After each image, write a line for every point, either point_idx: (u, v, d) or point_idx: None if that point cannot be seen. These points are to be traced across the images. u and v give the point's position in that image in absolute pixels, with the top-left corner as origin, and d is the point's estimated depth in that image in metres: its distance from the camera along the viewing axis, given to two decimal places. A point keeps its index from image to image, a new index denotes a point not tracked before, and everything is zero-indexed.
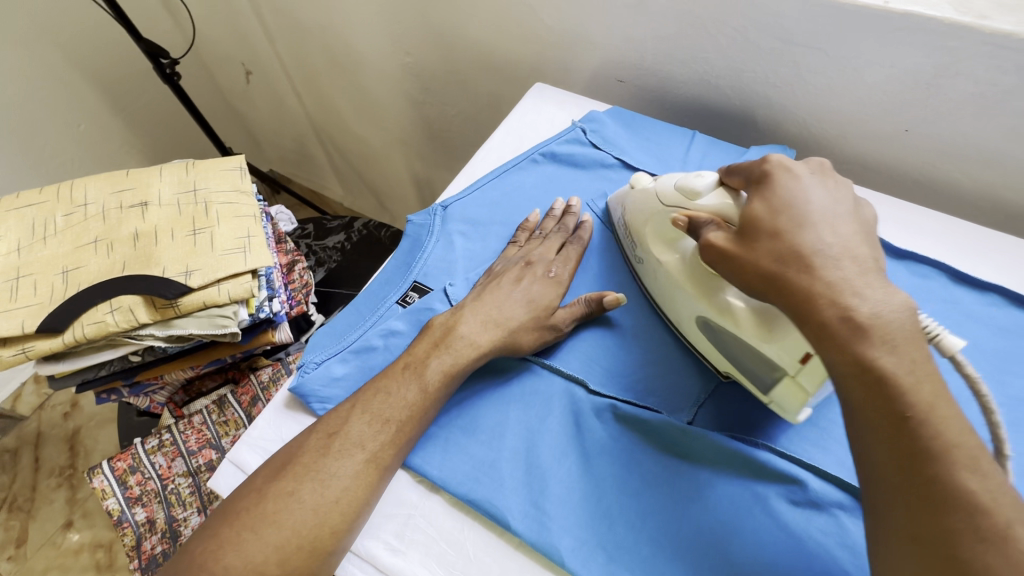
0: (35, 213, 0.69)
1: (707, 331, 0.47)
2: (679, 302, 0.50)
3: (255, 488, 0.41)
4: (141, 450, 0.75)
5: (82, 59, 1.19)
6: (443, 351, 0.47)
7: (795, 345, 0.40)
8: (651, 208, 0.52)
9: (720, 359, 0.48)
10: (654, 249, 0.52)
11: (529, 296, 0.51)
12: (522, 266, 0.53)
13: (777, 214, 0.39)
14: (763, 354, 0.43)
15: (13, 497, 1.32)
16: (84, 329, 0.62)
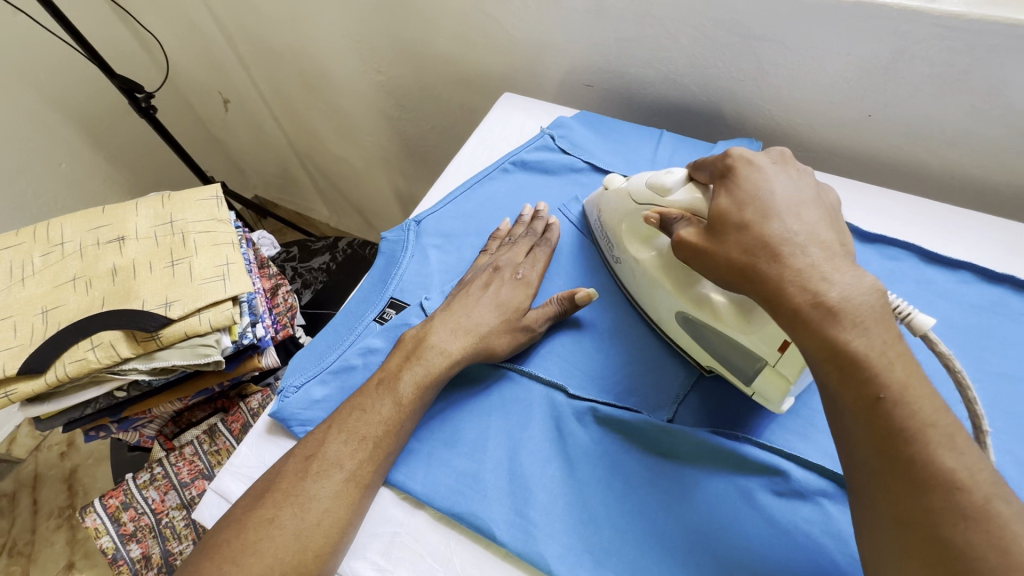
0: (12, 255, 0.69)
1: (685, 326, 0.48)
2: (655, 298, 0.50)
3: (236, 518, 0.40)
4: (133, 485, 0.75)
5: (59, 99, 1.19)
6: (415, 364, 0.47)
7: (772, 334, 0.41)
8: (625, 207, 0.53)
9: (699, 352, 0.48)
10: (631, 248, 0.52)
11: (499, 301, 0.51)
12: (490, 272, 0.54)
13: (743, 206, 0.39)
14: (741, 344, 0.43)
15: (13, 542, 1.31)
16: (65, 368, 0.62)
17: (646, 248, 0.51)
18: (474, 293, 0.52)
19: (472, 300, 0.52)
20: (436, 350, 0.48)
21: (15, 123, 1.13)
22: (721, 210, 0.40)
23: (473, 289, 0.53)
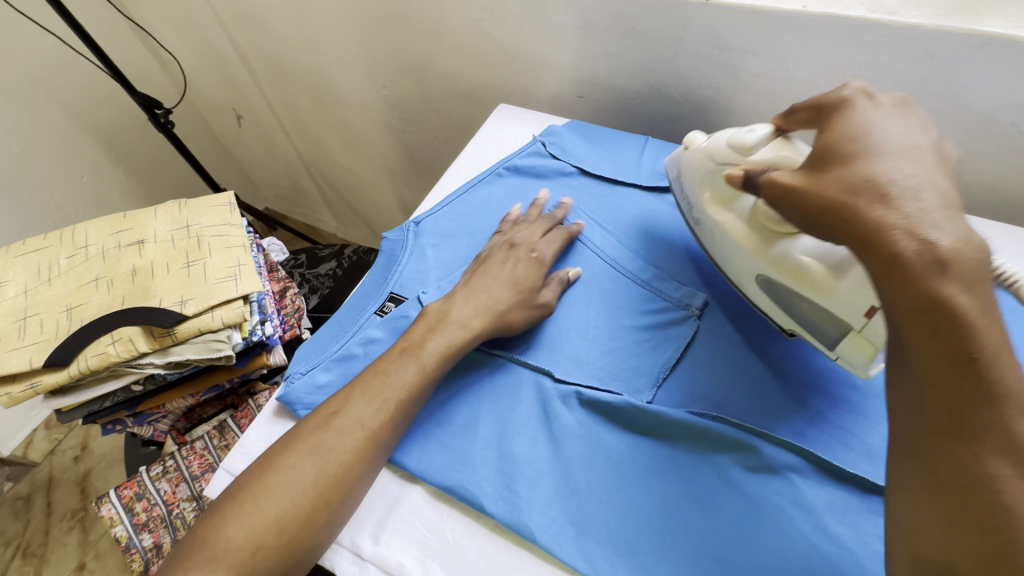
0: (40, 258, 0.74)
1: (766, 289, 0.49)
2: (733, 261, 0.51)
3: (258, 466, 0.44)
4: (146, 477, 0.78)
5: (84, 116, 1.26)
6: (437, 334, 0.51)
7: (862, 298, 0.41)
8: (705, 169, 0.53)
9: (782, 318, 0.49)
10: (708, 211, 0.53)
11: (514, 280, 0.56)
12: (508, 249, 0.59)
13: (853, 140, 0.37)
14: (827, 309, 0.44)
15: (27, 543, 1.35)
16: (88, 361, 0.66)
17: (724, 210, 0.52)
18: (494, 269, 0.57)
19: (490, 278, 0.56)
20: (452, 321, 0.52)
21: (43, 138, 1.20)
22: (827, 147, 0.38)
23: (492, 266, 0.57)
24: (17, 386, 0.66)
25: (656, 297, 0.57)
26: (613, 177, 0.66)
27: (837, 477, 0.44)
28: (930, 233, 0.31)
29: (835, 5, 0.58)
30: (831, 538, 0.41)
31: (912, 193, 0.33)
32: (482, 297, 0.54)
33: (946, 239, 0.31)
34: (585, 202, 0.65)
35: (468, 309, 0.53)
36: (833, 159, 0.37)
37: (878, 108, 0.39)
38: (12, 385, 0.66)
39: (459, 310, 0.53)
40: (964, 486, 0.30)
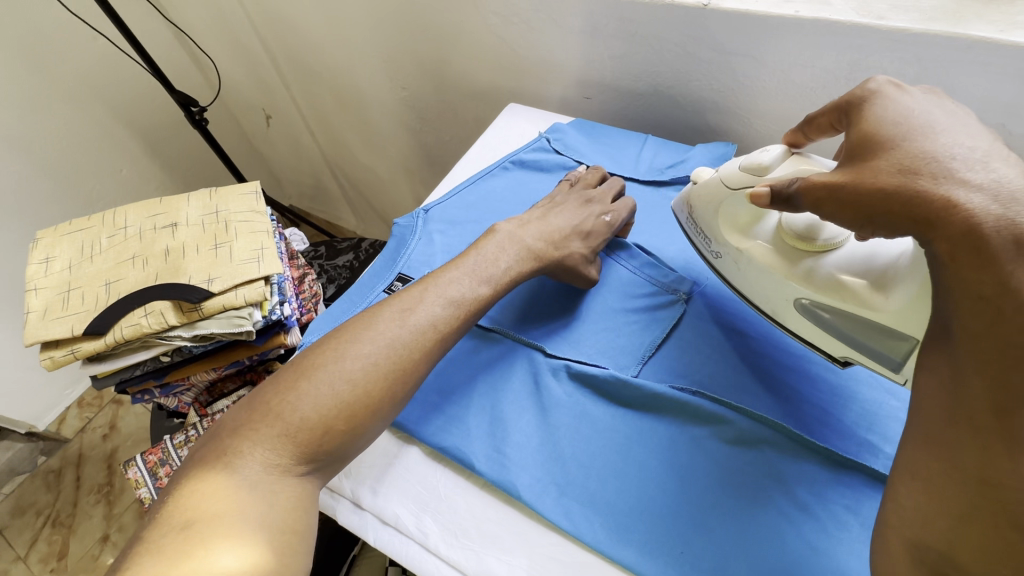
0: (83, 237, 0.80)
1: (811, 314, 0.48)
2: (770, 288, 0.50)
3: (329, 349, 0.47)
4: (169, 445, 0.84)
5: (126, 112, 1.36)
6: (509, 260, 0.56)
7: (917, 309, 0.39)
8: (715, 201, 0.53)
9: (833, 343, 0.47)
10: (732, 240, 0.53)
11: (587, 231, 0.60)
12: (586, 201, 0.63)
13: (898, 125, 0.38)
14: (884, 324, 0.42)
15: (56, 513, 1.43)
16: (123, 331, 0.72)
17: (749, 236, 0.52)
18: (570, 215, 0.61)
19: (567, 220, 0.61)
20: (523, 248, 0.57)
21: (87, 131, 1.29)
22: (871, 136, 0.38)
23: (567, 211, 0.62)
24: (59, 351, 0.72)
25: (647, 282, 0.60)
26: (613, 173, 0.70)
27: (806, 449, 0.46)
28: (1008, 211, 0.31)
29: (826, 11, 0.61)
30: (798, 506, 0.44)
31: (978, 166, 0.33)
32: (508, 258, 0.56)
33: None
34: None
35: (539, 241, 0.58)
36: (876, 146, 0.37)
37: (909, 96, 0.40)
38: (55, 350, 0.72)
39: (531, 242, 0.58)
40: (979, 479, 0.31)
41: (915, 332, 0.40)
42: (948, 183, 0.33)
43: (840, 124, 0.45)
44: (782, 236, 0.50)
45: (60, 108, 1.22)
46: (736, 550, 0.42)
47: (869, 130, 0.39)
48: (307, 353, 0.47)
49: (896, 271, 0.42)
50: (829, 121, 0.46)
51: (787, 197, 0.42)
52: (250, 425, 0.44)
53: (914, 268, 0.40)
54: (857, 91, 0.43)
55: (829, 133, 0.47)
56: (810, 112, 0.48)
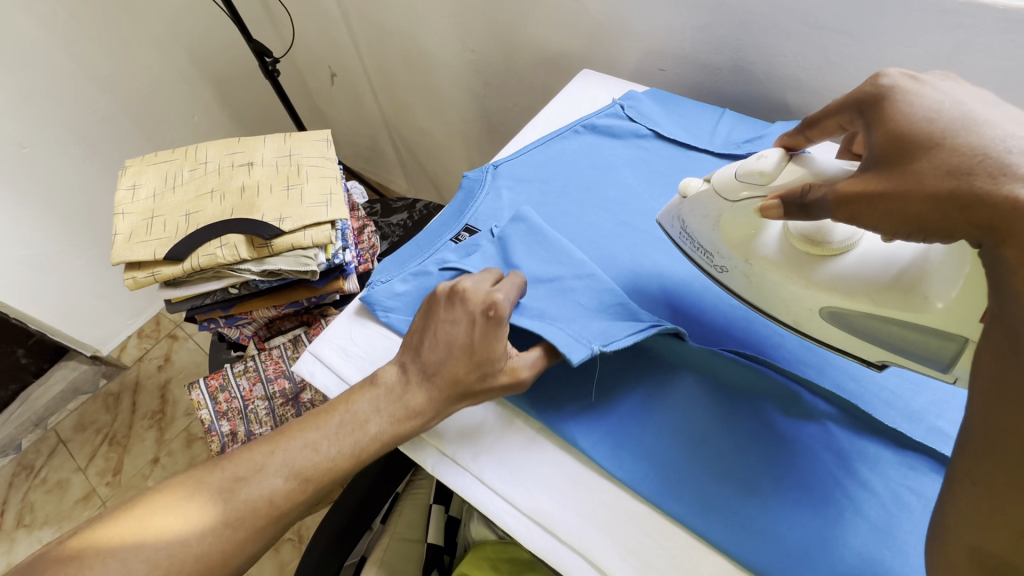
0: (167, 168, 0.85)
1: (841, 321, 0.45)
2: (789, 298, 0.48)
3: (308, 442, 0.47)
4: (230, 372, 0.89)
5: (203, 61, 1.41)
6: (383, 415, 0.48)
7: (968, 303, 0.37)
8: (715, 213, 0.50)
9: (866, 347, 0.45)
10: (738, 252, 0.49)
11: (467, 347, 0.48)
12: (454, 302, 0.50)
13: (932, 120, 0.35)
14: (926, 325, 0.40)
15: (114, 433, 1.54)
16: (199, 260, 0.76)
17: (752, 248, 0.48)
18: (444, 334, 0.49)
19: (443, 350, 0.49)
20: (406, 407, 0.48)
21: (166, 77, 1.36)
22: (901, 136, 0.36)
23: (438, 332, 0.49)
24: (141, 272, 0.77)
25: None
26: (686, 142, 0.68)
27: (875, 429, 0.46)
28: None
29: None
30: (858, 482, 0.44)
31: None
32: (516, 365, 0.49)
33: None
34: (656, 164, 0.68)
35: (427, 396, 0.48)
36: (912, 146, 0.35)
37: (930, 86, 0.38)
38: (138, 271, 0.77)
39: (414, 393, 0.49)
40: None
41: (965, 331, 0.38)
42: (1009, 181, 0.30)
43: (853, 123, 0.43)
44: (791, 241, 0.47)
45: (142, 51, 1.28)
46: (792, 515, 0.43)
47: (899, 130, 0.36)
48: None
49: (927, 266, 0.41)
50: (837, 123, 0.45)
51: (813, 208, 0.39)
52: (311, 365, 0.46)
53: (953, 262, 0.38)
54: (869, 88, 0.40)
55: (837, 134, 0.46)
56: (809, 115, 0.47)
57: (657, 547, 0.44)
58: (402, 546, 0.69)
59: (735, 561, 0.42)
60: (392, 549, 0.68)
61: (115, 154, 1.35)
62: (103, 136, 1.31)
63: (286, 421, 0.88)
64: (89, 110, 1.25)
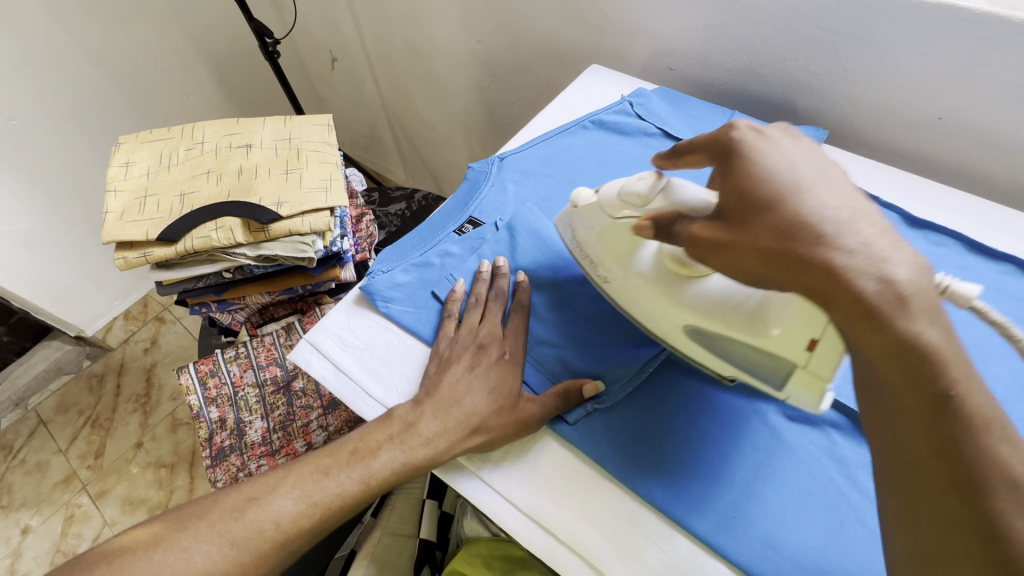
0: (162, 146, 0.82)
1: (702, 338, 0.46)
2: (656, 313, 0.49)
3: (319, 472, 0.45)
4: (221, 358, 0.87)
5: (201, 40, 1.38)
6: (396, 446, 0.46)
7: (799, 333, 0.39)
8: (599, 226, 0.51)
9: (721, 364, 0.46)
10: (615, 267, 0.50)
11: (490, 383, 0.50)
12: (475, 352, 0.52)
13: (769, 181, 0.35)
14: (766, 349, 0.42)
15: (96, 416, 1.51)
16: (193, 242, 0.74)
17: (630, 264, 0.49)
18: (467, 373, 0.50)
19: (463, 385, 0.49)
20: (420, 437, 0.47)
21: (162, 54, 1.32)
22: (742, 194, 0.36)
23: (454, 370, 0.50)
24: (132, 253, 0.75)
25: None
26: None
27: None
28: (884, 270, 0.32)
29: None
30: (859, 490, 0.44)
31: None
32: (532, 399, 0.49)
33: (902, 273, 0.32)
34: None
35: (443, 429, 0.47)
36: (752, 205, 0.36)
37: (772, 143, 0.37)
38: (129, 252, 0.75)
39: (427, 424, 0.47)
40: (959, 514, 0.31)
41: (794, 357, 0.40)
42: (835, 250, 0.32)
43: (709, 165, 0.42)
44: (663, 259, 0.48)
45: (137, 26, 1.25)
46: (795, 523, 0.42)
47: (741, 188, 0.36)
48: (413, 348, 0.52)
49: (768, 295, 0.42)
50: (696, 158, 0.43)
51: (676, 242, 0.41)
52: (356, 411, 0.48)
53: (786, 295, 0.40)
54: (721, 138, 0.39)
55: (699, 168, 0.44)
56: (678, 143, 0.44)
57: (655, 549, 0.43)
58: (394, 541, 0.69)
59: (736, 567, 0.42)
60: (384, 544, 0.68)
61: (107, 130, 1.32)
62: (95, 112, 1.27)
63: (276, 409, 0.85)
64: (82, 84, 1.22)
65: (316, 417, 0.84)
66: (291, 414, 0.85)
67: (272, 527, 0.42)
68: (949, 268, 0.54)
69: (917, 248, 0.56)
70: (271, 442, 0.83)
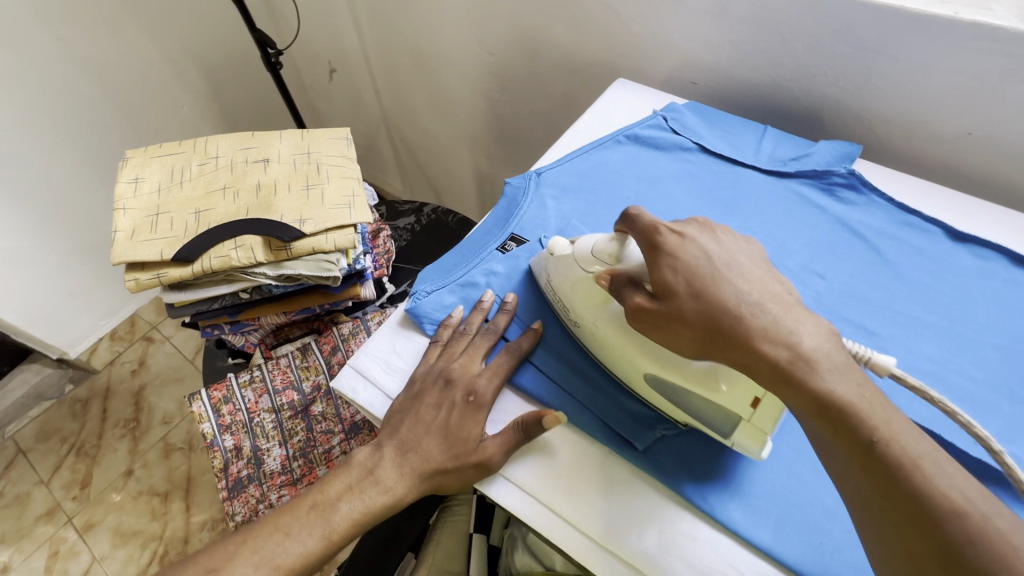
0: (173, 161, 0.79)
1: (661, 388, 0.46)
2: (622, 359, 0.48)
3: (283, 525, 0.47)
4: (235, 383, 0.83)
5: (196, 49, 1.33)
6: (355, 496, 0.48)
7: (744, 390, 0.41)
8: (574, 277, 0.50)
9: (676, 411, 0.47)
10: (585, 314, 0.50)
11: (445, 429, 0.48)
12: (441, 388, 0.50)
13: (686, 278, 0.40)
14: (716, 403, 0.43)
15: (81, 443, 1.42)
16: (211, 262, 0.71)
17: (603, 310, 0.49)
18: (424, 418, 0.49)
19: (420, 430, 0.49)
20: (379, 485, 0.48)
21: (155, 64, 1.27)
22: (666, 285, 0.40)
23: (422, 412, 0.50)
24: (144, 274, 0.71)
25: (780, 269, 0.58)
26: (732, 157, 0.67)
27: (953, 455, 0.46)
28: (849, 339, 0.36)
29: (987, 14, 0.59)
30: None
31: None
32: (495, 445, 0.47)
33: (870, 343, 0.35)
34: (703, 177, 0.67)
35: (400, 475, 0.48)
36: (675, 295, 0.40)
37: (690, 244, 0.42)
38: (140, 273, 0.71)
39: (388, 471, 0.48)
40: None
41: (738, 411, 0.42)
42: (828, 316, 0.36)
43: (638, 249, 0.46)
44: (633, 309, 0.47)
45: (130, 35, 1.20)
46: None
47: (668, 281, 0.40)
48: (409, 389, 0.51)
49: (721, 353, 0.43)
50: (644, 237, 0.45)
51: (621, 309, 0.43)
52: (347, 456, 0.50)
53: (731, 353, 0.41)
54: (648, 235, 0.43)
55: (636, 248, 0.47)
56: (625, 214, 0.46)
57: None
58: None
59: None
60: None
61: (96, 143, 1.26)
62: (83, 124, 1.21)
63: (295, 435, 0.81)
64: (71, 95, 1.16)
65: (338, 442, 0.80)
66: (310, 439, 0.81)
67: None
68: (997, 281, 0.55)
69: (963, 263, 0.56)
70: (292, 470, 0.79)
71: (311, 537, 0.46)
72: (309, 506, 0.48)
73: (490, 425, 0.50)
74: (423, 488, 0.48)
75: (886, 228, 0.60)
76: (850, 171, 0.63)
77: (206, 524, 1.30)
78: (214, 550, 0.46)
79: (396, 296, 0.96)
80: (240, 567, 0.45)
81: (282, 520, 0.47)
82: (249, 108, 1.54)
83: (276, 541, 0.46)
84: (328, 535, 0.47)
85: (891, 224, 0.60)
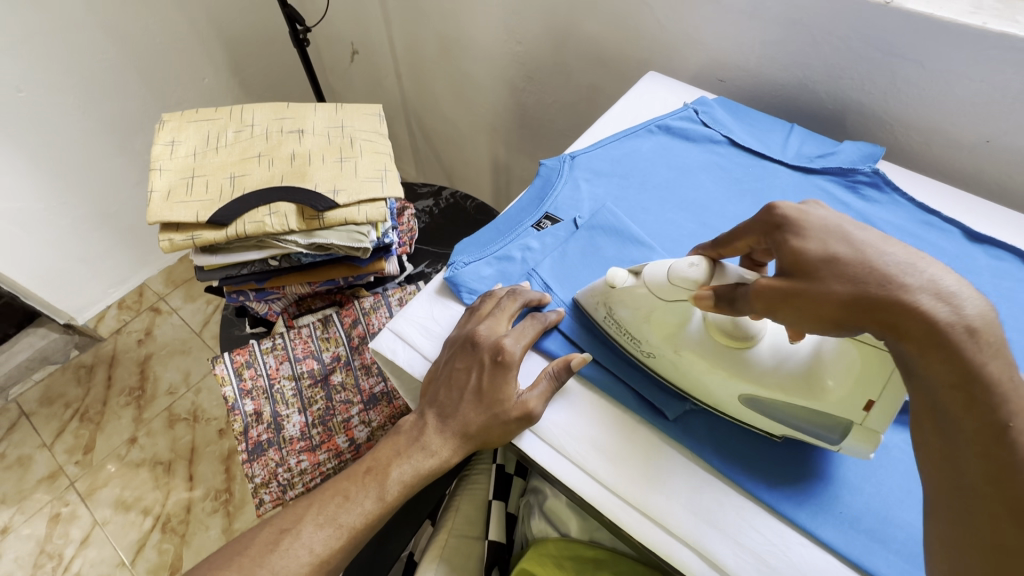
0: (209, 127, 0.80)
1: (758, 405, 0.46)
2: (715, 386, 0.47)
3: (342, 490, 0.50)
4: (257, 348, 0.85)
5: (221, 22, 1.33)
6: (405, 460, 0.50)
7: (857, 395, 0.41)
8: (642, 310, 0.48)
9: (774, 425, 0.47)
10: (663, 344, 0.49)
11: (479, 390, 0.50)
12: (469, 351, 0.51)
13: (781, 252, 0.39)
14: (824, 409, 0.43)
15: (85, 409, 1.43)
16: (245, 227, 0.72)
17: (679, 340, 0.48)
18: (457, 381, 0.51)
19: (455, 396, 0.50)
20: (425, 450, 0.50)
21: (181, 36, 1.28)
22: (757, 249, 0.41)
23: (453, 376, 0.51)
24: (179, 235, 0.72)
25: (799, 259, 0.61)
26: (760, 152, 0.69)
27: None
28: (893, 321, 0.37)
29: (1014, 27, 0.61)
30: None
31: None
32: (535, 400, 0.49)
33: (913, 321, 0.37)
34: (732, 169, 0.69)
35: (443, 439, 0.50)
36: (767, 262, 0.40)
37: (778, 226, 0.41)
38: (174, 234, 0.72)
39: (432, 436, 0.51)
40: None
41: (847, 415, 0.42)
42: None
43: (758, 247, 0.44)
44: (713, 334, 0.46)
45: (157, 4, 1.20)
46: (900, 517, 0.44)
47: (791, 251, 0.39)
48: (442, 357, 0.53)
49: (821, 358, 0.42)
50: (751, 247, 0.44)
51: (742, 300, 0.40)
52: (397, 429, 0.53)
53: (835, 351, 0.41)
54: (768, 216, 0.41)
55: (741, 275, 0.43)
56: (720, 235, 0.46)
57: (767, 542, 0.44)
58: (462, 542, 0.69)
59: (849, 562, 0.43)
60: (452, 545, 0.69)
61: (116, 109, 1.26)
62: (103, 89, 1.21)
63: (315, 403, 0.82)
64: (93, 59, 1.16)
65: (358, 412, 0.81)
66: (330, 408, 0.82)
67: (306, 553, 0.48)
68: (1011, 281, 0.58)
69: (980, 264, 0.59)
70: (311, 436, 0.81)
71: (365, 497, 0.50)
72: (365, 471, 0.51)
73: (522, 379, 0.53)
74: (465, 450, 0.51)
75: (908, 227, 0.62)
76: (874, 170, 0.65)
77: (208, 495, 1.31)
78: (285, 514, 0.51)
79: (415, 275, 0.98)
80: (306, 526, 0.49)
81: (341, 486, 0.51)
82: (268, 84, 1.54)
83: (337, 503, 0.50)
84: (381, 494, 0.50)
85: (913, 223, 0.62)
